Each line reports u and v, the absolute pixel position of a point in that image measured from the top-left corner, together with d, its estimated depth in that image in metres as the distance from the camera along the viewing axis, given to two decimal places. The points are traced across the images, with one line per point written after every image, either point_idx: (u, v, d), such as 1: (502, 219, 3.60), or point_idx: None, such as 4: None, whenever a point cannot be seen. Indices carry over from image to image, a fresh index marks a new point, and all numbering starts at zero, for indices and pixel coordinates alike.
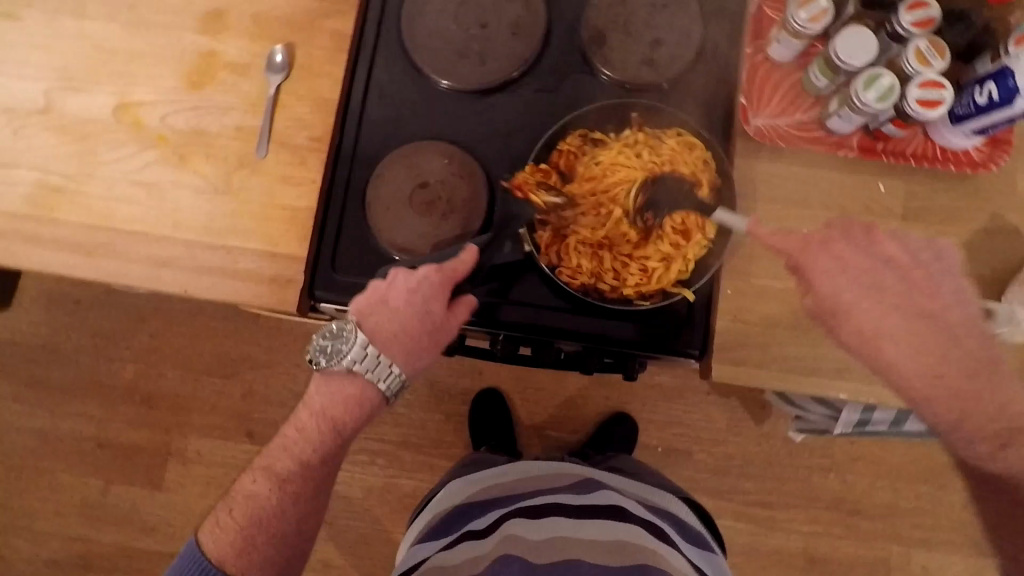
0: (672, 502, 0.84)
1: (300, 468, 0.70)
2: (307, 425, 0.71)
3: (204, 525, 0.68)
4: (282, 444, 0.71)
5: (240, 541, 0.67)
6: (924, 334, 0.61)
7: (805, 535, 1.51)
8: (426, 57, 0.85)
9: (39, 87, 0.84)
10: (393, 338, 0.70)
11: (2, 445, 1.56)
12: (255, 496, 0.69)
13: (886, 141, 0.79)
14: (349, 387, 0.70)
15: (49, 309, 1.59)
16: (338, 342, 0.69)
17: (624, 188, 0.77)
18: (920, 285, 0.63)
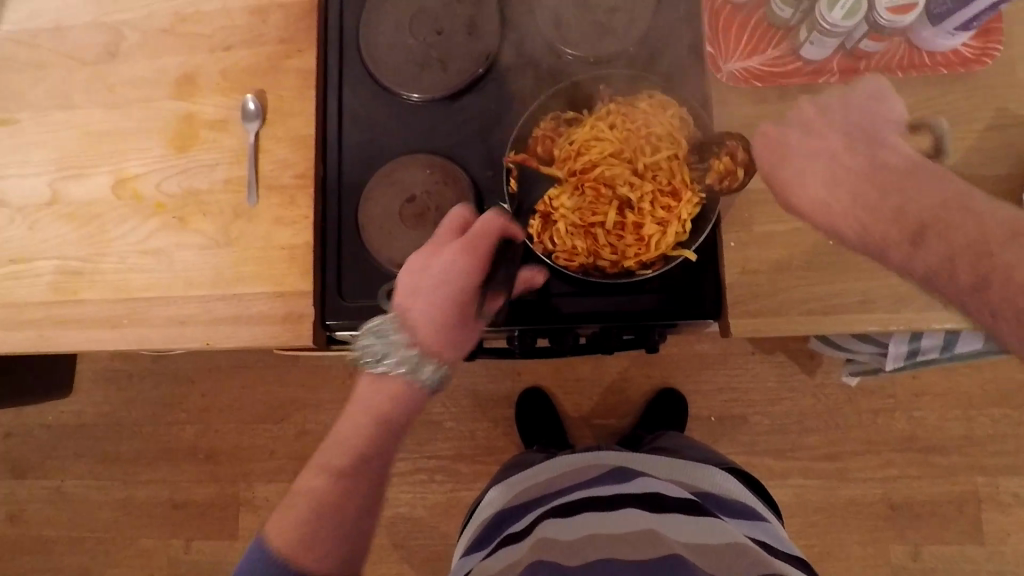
0: (715, 481, 0.82)
1: (363, 464, 0.66)
2: (360, 417, 0.67)
3: (267, 527, 0.65)
4: (336, 439, 0.68)
5: (306, 533, 0.63)
6: (848, 172, 0.61)
7: (881, 481, 1.45)
8: (391, 75, 0.86)
9: (44, 181, 0.90)
10: (440, 335, 0.68)
11: (88, 521, 1.65)
12: (318, 495, 0.65)
13: (868, 58, 0.76)
14: (392, 383, 0.67)
15: (105, 386, 1.67)
16: (382, 343, 0.68)
17: (601, 161, 0.76)
18: (819, 131, 0.64)
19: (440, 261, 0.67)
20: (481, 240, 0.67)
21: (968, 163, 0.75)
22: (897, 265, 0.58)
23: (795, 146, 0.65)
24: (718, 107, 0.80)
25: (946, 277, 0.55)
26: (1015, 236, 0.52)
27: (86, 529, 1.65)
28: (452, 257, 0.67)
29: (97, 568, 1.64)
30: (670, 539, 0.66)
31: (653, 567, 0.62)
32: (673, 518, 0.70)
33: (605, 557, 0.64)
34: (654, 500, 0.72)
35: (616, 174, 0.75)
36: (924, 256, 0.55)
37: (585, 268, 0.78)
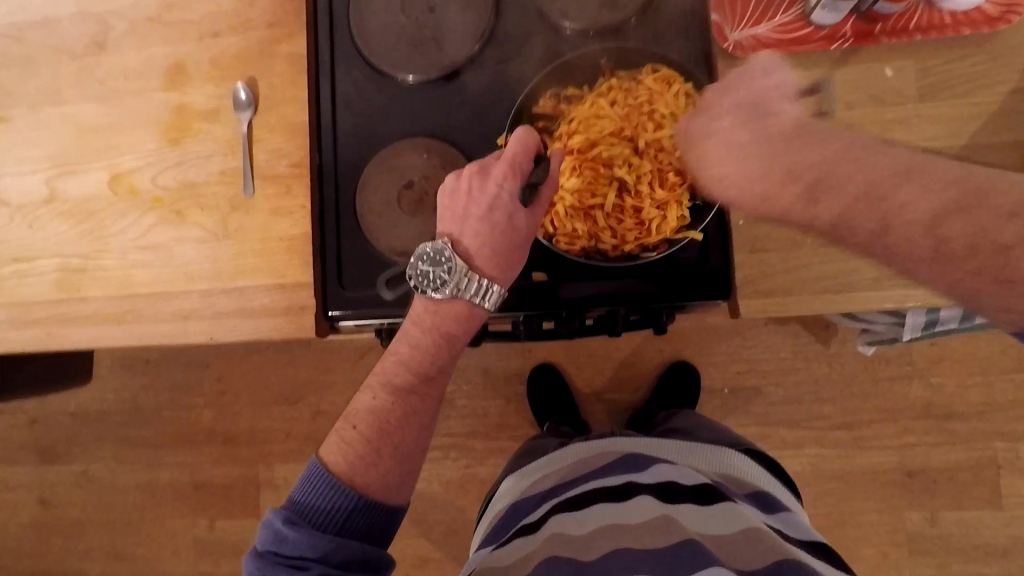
0: (731, 467, 0.81)
1: (424, 386, 0.70)
2: (421, 339, 0.70)
3: (324, 451, 0.66)
4: (395, 359, 0.70)
5: (367, 452, 0.66)
6: (750, 142, 0.61)
7: (898, 449, 1.44)
8: (385, 56, 0.83)
9: (40, 179, 0.89)
10: (503, 254, 0.69)
11: (115, 503, 1.70)
12: (382, 412, 0.68)
13: (884, 20, 0.72)
14: (453, 304, 0.70)
15: (123, 374, 1.70)
16: (438, 271, 0.68)
17: (600, 140, 0.73)
18: (704, 121, 0.66)
19: (493, 183, 0.68)
20: (522, 162, 0.67)
21: (994, 129, 0.70)
22: (803, 220, 0.59)
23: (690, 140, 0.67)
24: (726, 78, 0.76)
25: (850, 224, 0.56)
26: (905, 176, 0.54)
27: (114, 511, 1.70)
28: (497, 181, 0.67)
29: (127, 548, 1.69)
30: (686, 527, 0.66)
31: (668, 557, 0.62)
32: (687, 507, 0.69)
33: (619, 550, 0.64)
34: (668, 488, 0.72)
35: (617, 152, 0.73)
36: (825, 210, 0.57)
37: (585, 250, 0.76)
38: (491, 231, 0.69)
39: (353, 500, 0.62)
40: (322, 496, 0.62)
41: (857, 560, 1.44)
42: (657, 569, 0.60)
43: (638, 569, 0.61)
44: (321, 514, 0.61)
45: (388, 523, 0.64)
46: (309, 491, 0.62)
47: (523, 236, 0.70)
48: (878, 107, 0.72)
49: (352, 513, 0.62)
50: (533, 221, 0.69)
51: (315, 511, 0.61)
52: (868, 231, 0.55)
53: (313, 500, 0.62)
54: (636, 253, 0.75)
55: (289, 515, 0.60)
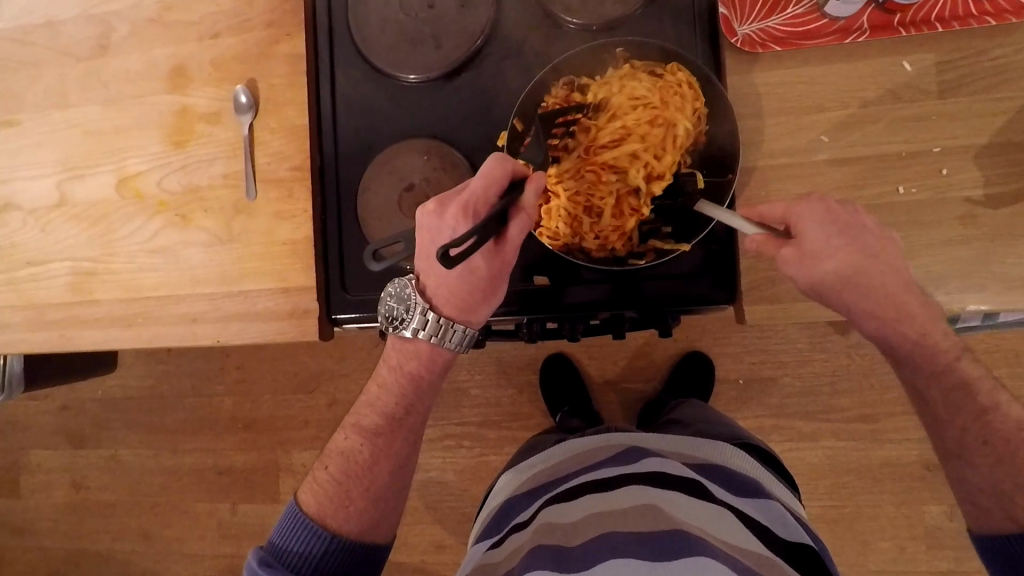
0: (727, 455, 0.78)
1: (391, 427, 0.76)
2: (388, 380, 0.77)
3: (304, 492, 0.75)
4: (367, 402, 0.78)
5: (339, 493, 0.74)
6: (894, 285, 0.63)
7: (918, 442, 1.41)
8: (384, 56, 0.82)
9: (51, 183, 0.90)
10: (469, 296, 0.70)
11: (141, 487, 1.76)
12: (353, 453, 0.76)
13: (903, 11, 0.69)
14: (419, 344, 0.74)
15: (146, 362, 1.75)
16: (403, 307, 0.73)
17: (608, 145, 0.70)
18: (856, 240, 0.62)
19: (447, 226, 0.65)
20: (479, 205, 0.63)
21: (1020, 124, 0.67)
22: (940, 366, 0.66)
23: (835, 249, 0.62)
24: (735, 73, 0.73)
25: (966, 394, 0.66)
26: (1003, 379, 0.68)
27: (140, 495, 1.76)
28: (450, 225, 0.64)
29: (153, 530, 1.75)
30: (674, 514, 0.64)
31: (655, 541, 0.60)
32: (677, 494, 0.67)
33: (606, 533, 0.63)
34: (657, 476, 0.70)
35: (623, 159, 0.69)
36: (962, 368, 0.65)
37: (571, 250, 0.74)
38: (456, 274, 0.69)
39: (327, 539, 0.71)
40: (296, 539, 0.71)
41: (873, 553, 1.42)
42: (642, 554, 0.59)
43: (623, 553, 0.60)
44: (296, 556, 0.70)
45: (361, 557, 0.72)
46: (289, 533, 0.72)
47: (490, 276, 0.69)
48: (897, 103, 0.69)
49: (327, 549, 0.71)
50: (501, 261, 0.68)
51: (293, 551, 0.71)
52: (977, 404, 0.66)
53: (289, 542, 0.71)
54: (624, 256, 0.74)
55: (267, 556, 0.70)
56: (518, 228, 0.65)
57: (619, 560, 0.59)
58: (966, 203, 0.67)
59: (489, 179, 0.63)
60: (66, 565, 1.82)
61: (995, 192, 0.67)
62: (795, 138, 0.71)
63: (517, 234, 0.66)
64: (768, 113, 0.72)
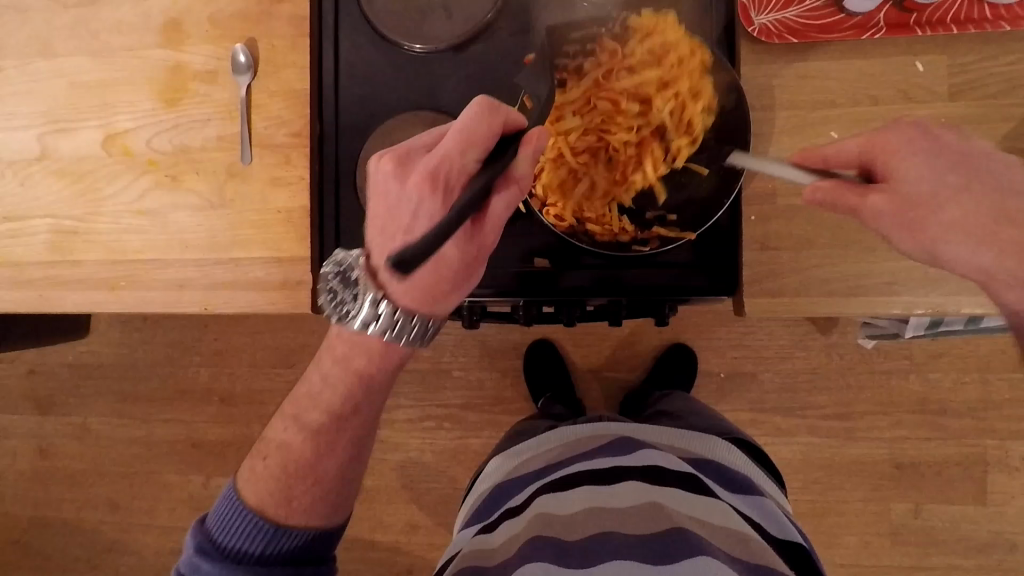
0: (721, 449, 0.79)
1: (336, 424, 0.69)
2: (332, 374, 0.68)
3: (243, 477, 0.69)
4: (310, 393, 0.70)
5: (281, 488, 0.68)
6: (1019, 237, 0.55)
7: (890, 442, 1.44)
8: (392, 24, 0.80)
9: (32, 134, 0.86)
10: (432, 283, 0.62)
11: (110, 456, 1.72)
12: (294, 446, 0.69)
13: (920, 11, 0.69)
14: (371, 341, 0.65)
15: (120, 329, 1.70)
16: (347, 291, 0.65)
17: (621, 77, 0.70)
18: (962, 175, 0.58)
19: (412, 190, 0.59)
20: (450, 172, 0.58)
21: None
22: None
23: (936, 187, 0.58)
24: (749, 64, 0.72)
25: None
26: None
27: (109, 465, 1.72)
28: (416, 190, 0.59)
29: (122, 500, 1.71)
30: (674, 513, 0.65)
31: (657, 542, 0.61)
32: (675, 491, 0.68)
33: (605, 532, 0.63)
34: (655, 470, 0.70)
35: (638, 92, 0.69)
36: None
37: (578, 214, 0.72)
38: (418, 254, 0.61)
39: (270, 532, 0.65)
40: (233, 532, 0.65)
41: (840, 547, 1.46)
42: (644, 556, 0.60)
43: (624, 553, 0.61)
44: (234, 549, 0.65)
45: (306, 551, 0.67)
46: (224, 520, 0.66)
47: (463, 262, 0.62)
48: (907, 103, 0.69)
49: (269, 545, 0.65)
50: (477, 242, 0.61)
51: (232, 544, 0.65)
52: None
53: (225, 534, 0.65)
54: (627, 243, 0.73)
55: (203, 543, 0.65)
56: (500, 201, 0.60)
57: (621, 560, 0.60)
58: None
59: (465, 145, 0.57)
60: (29, 533, 1.77)
61: None
62: (805, 132, 0.71)
63: (501, 208, 0.60)
64: (780, 105, 0.71)
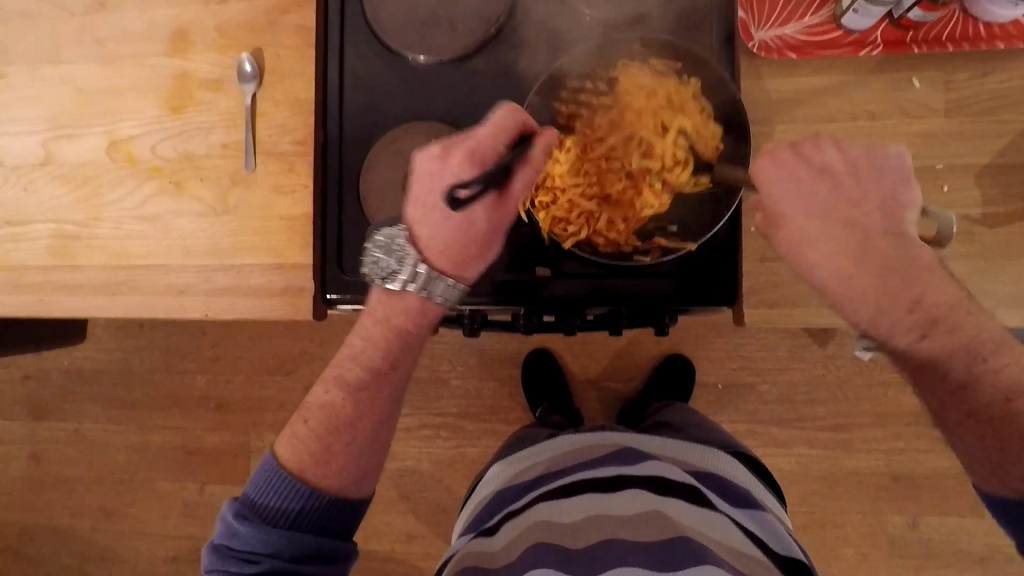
0: (722, 462, 0.79)
1: (376, 381, 0.70)
2: (373, 333, 0.70)
3: (280, 441, 0.70)
4: (350, 353, 0.71)
5: (318, 449, 0.68)
6: (855, 245, 0.60)
7: (886, 454, 1.44)
8: (397, 35, 0.81)
9: (37, 139, 0.86)
10: (462, 249, 0.68)
11: (105, 462, 1.70)
12: (333, 405, 0.70)
13: (916, 29, 0.70)
14: (409, 299, 0.69)
15: (118, 334, 1.69)
16: (388, 257, 0.68)
17: (618, 117, 0.71)
18: (850, 189, 0.61)
19: (451, 166, 0.64)
20: (487, 153, 0.63)
21: (1019, 148, 0.69)
22: None
23: (790, 199, 0.62)
24: (750, 78, 0.73)
25: None
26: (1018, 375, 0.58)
27: (103, 472, 1.70)
28: (455, 166, 0.64)
29: (116, 507, 1.70)
30: (678, 523, 0.65)
31: (661, 550, 0.62)
32: (678, 502, 0.68)
33: (610, 539, 0.64)
34: (658, 479, 0.71)
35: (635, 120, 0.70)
36: None
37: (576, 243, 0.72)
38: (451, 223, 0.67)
39: (306, 494, 0.66)
40: (274, 495, 0.66)
41: (837, 560, 1.46)
42: (646, 564, 0.60)
43: (625, 562, 0.61)
44: (274, 511, 0.65)
45: (339, 516, 0.67)
46: (265, 484, 0.66)
47: (487, 233, 0.68)
48: (904, 119, 0.70)
49: (307, 504, 0.66)
50: (500, 215, 0.68)
51: (272, 504, 0.65)
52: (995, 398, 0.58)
53: (264, 498, 0.66)
54: (629, 253, 0.73)
55: (243, 509, 0.65)
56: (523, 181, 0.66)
57: (623, 570, 0.60)
58: (965, 220, 0.69)
59: (499, 128, 0.63)
60: (21, 540, 1.75)
61: (991, 212, 0.69)
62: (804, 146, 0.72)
63: (520, 187, 0.66)
64: (780, 119, 0.72)
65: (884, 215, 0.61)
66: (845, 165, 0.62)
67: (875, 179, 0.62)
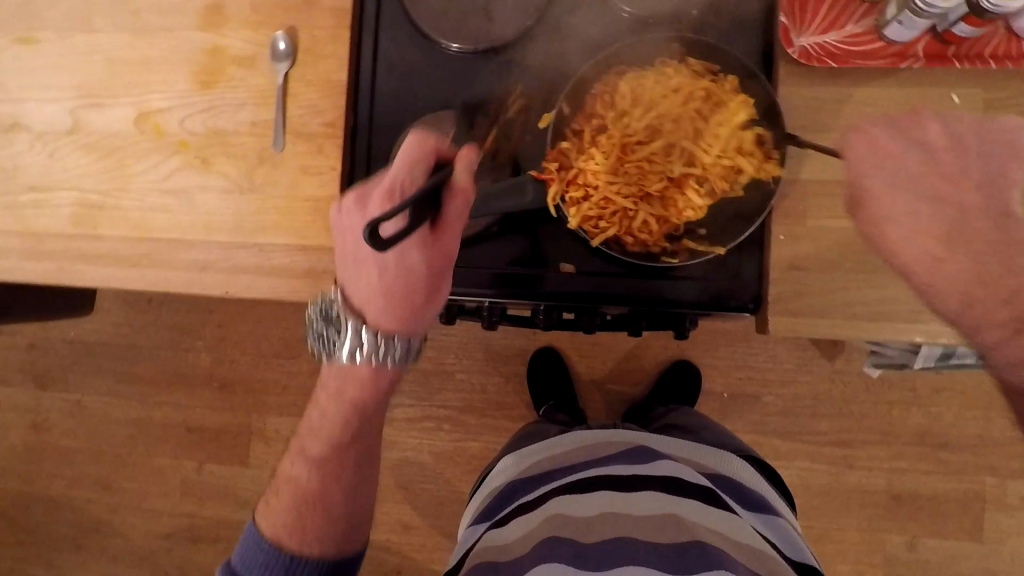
0: (736, 466, 0.79)
1: (338, 451, 0.73)
2: (327, 407, 0.73)
3: (263, 513, 0.74)
4: (311, 426, 0.74)
5: (294, 520, 0.71)
6: (944, 225, 0.61)
7: (888, 472, 1.44)
8: (433, 22, 0.81)
9: (64, 107, 0.86)
10: (405, 302, 0.65)
11: (105, 435, 1.70)
12: (303, 478, 0.73)
13: (959, 44, 0.69)
14: (359, 368, 0.69)
15: (126, 309, 1.69)
16: (332, 327, 0.69)
17: (657, 113, 0.70)
18: (948, 167, 0.62)
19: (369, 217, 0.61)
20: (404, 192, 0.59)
21: None
22: None
23: (880, 175, 0.63)
24: (787, 85, 0.73)
25: None
26: None
27: (103, 445, 1.70)
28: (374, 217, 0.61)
29: (114, 481, 1.70)
30: (692, 525, 0.65)
31: (675, 554, 0.61)
32: (693, 505, 0.68)
33: (623, 538, 0.63)
34: (673, 481, 0.70)
35: (674, 117, 0.69)
36: None
37: (606, 241, 0.72)
38: (385, 277, 0.64)
39: (286, 564, 0.69)
40: (257, 568, 0.70)
41: None
42: (662, 565, 0.60)
43: (641, 562, 0.61)
44: None
45: None
46: (249, 556, 0.71)
47: (428, 273, 0.64)
48: None
49: None
50: (439, 251, 0.63)
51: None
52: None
53: (250, 570, 0.70)
54: (657, 254, 0.73)
55: None
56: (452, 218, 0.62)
57: (639, 569, 0.60)
58: None
59: (410, 163, 0.59)
60: (17, 508, 1.75)
61: None
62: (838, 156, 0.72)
63: (452, 224, 0.62)
64: (814, 128, 0.72)
65: (986, 193, 0.61)
66: (945, 143, 0.62)
67: (982, 156, 0.61)
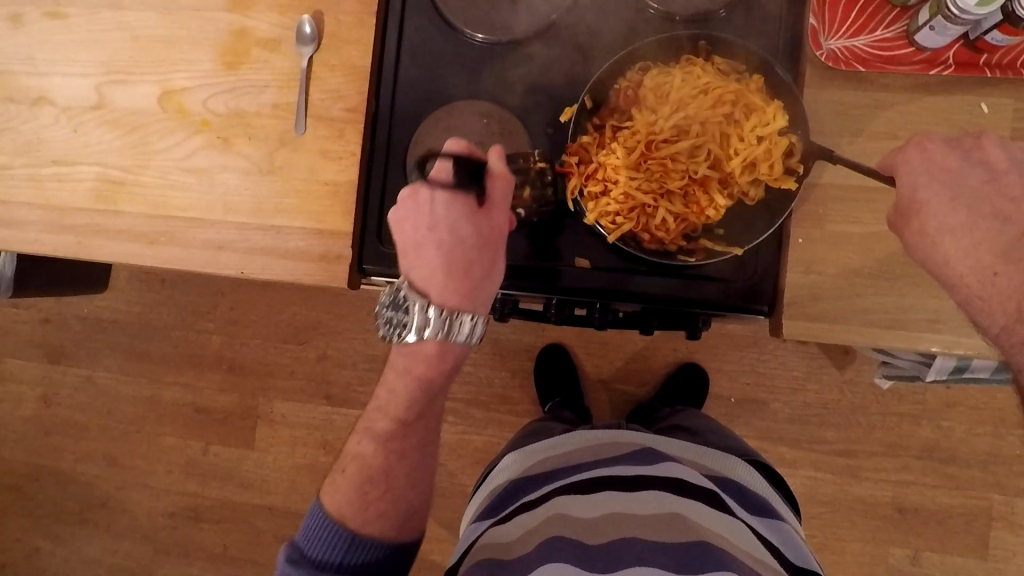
0: (739, 469, 0.78)
1: (406, 429, 0.71)
2: (396, 384, 0.71)
3: (323, 490, 0.71)
4: (377, 406, 0.73)
5: (356, 497, 0.69)
6: (998, 242, 0.59)
7: (893, 485, 1.43)
8: (459, 13, 0.82)
9: (90, 83, 0.87)
10: (466, 279, 0.66)
11: (115, 411, 1.72)
12: (368, 455, 0.71)
13: (991, 53, 0.69)
14: (427, 345, 0.67)
15: (139, 287, 1.71)
16: (399, 313, 0.68)
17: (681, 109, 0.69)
18: (1009, 188, 0.61)
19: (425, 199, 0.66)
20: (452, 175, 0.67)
21: None
22: None
23: (934, 188, 0.61)
24: (814, 87, 0.72)
25: None
26: None
27: (112, 421, 1.72)
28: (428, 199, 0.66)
29: (121, 457, 1.72)
30: (696, 526, 0.65)
31: (679, 554, 0.61)
32: (697, 506, 0.68)
33: (628, 538, 0.63)
34: (678, 482, 0.70)
35: (699, 114, 0.68)
36: None
37: (622, 237, 0.72)
38: (444, 255, 0.66)
39: (348, 541, 0.66)
40: (320, 545, 0.66)
41: None
42: (667, 564, 0.60)
43: (646, 561, 0.61)
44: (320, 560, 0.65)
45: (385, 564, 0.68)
46: (312, 533, 0.67)
47: (481, 247, 0.67)
48: None
49: (348, 556, 0.66)
50: (489, 225, 0.67)
51: (316, 554, 0.66)
52: None
53: (312, 548, 0.66)
54: (673, 252, 0.73)
55: (293, 556, 0.66)
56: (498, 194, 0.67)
57: (644, 567, 0.60)
58: None
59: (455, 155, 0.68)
60: (24, 480, 1.77)
61: None
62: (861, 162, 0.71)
63: (499, 199, 0.67)
64: (838, 132, 0.71)
65: None
66: (1005, 168, 0.62)
67: None
